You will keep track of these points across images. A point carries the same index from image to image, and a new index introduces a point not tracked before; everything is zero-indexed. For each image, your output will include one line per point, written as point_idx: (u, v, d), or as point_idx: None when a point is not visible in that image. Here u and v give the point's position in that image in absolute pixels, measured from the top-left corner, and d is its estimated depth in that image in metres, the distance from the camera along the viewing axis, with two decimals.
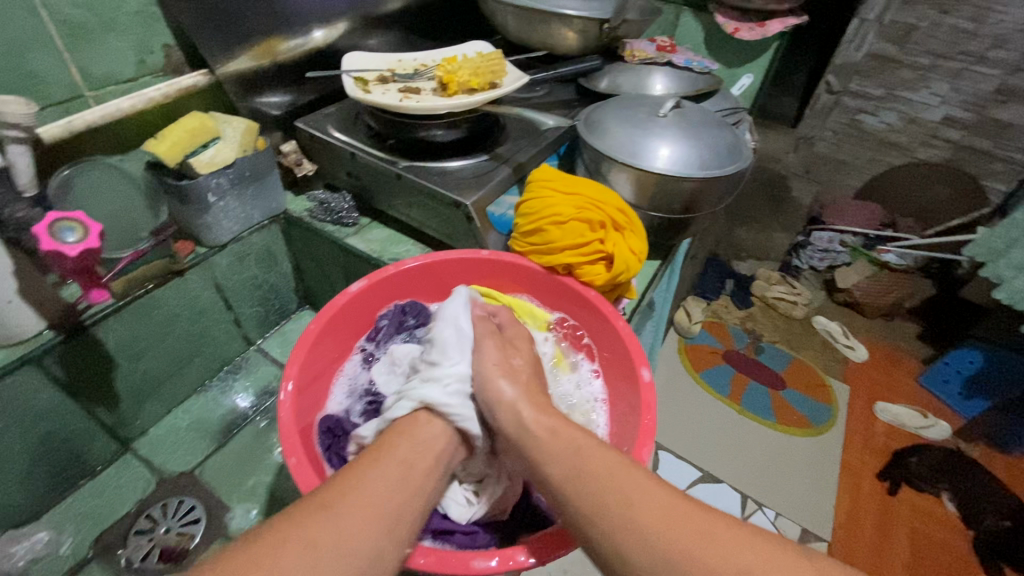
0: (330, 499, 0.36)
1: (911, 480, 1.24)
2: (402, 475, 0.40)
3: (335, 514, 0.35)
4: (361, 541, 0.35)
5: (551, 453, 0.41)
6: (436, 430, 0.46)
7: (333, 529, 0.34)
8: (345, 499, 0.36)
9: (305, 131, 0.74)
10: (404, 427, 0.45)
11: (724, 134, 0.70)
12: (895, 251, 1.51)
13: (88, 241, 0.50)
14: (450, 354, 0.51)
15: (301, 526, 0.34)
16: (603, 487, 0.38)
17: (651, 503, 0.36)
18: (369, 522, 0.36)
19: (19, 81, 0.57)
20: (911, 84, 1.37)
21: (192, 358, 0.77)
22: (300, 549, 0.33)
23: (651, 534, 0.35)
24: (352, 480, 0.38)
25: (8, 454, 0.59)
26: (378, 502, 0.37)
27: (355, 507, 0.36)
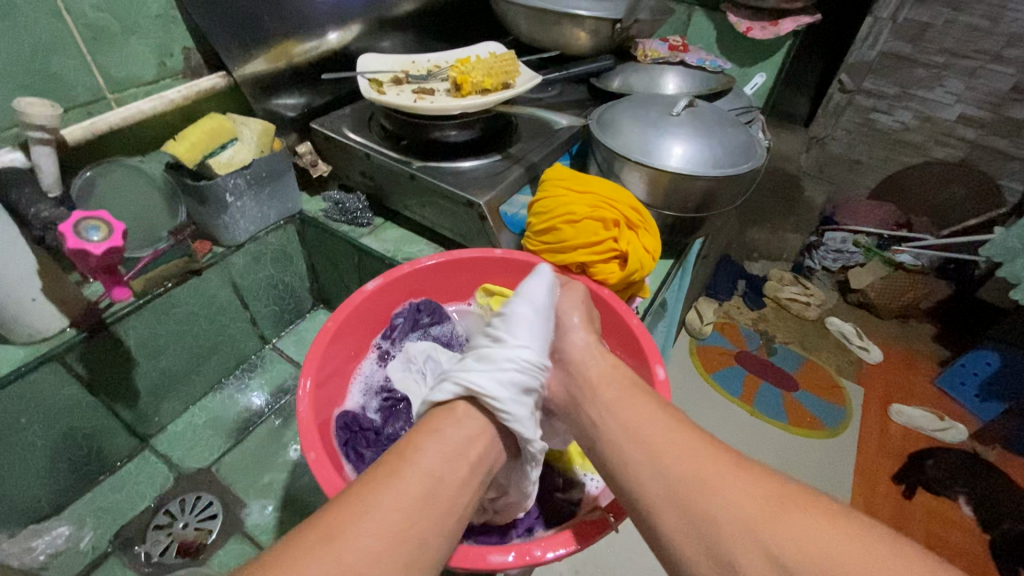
0: (336, 527, 0.34)
1: (926, 483, 1.22)
2: (426, 491, 0.37)
3: (334, 546, 0.32)
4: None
5: (599, 404, 0.46)
6: (476, 425, 0.45)
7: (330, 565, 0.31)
8: (352, 527, 0.34)
9: (320, 132, 0.74)
10: (444, 419, 0.44)
11: (738, 133, 0.70)
12: (910, 252, 1.52)
13: (112, 240, 0.51)
14: (517, 339, 0.49)
15: (298, 557, 0.32)
16: (643, 434, 0.41)
17: (688, 449, 0.39)
18: (376, 552, 0.33)
19: (45, 84, 0.58)
20: (926, 83, 1.36)
21: (209, 356, 0.78)
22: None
23: (685, 474, 0.37)
24: (362, 501, 0.35)
25: (32, 449, 0.60)
26: (390, 526, 0.34)
27: (363, 536, 0.33)
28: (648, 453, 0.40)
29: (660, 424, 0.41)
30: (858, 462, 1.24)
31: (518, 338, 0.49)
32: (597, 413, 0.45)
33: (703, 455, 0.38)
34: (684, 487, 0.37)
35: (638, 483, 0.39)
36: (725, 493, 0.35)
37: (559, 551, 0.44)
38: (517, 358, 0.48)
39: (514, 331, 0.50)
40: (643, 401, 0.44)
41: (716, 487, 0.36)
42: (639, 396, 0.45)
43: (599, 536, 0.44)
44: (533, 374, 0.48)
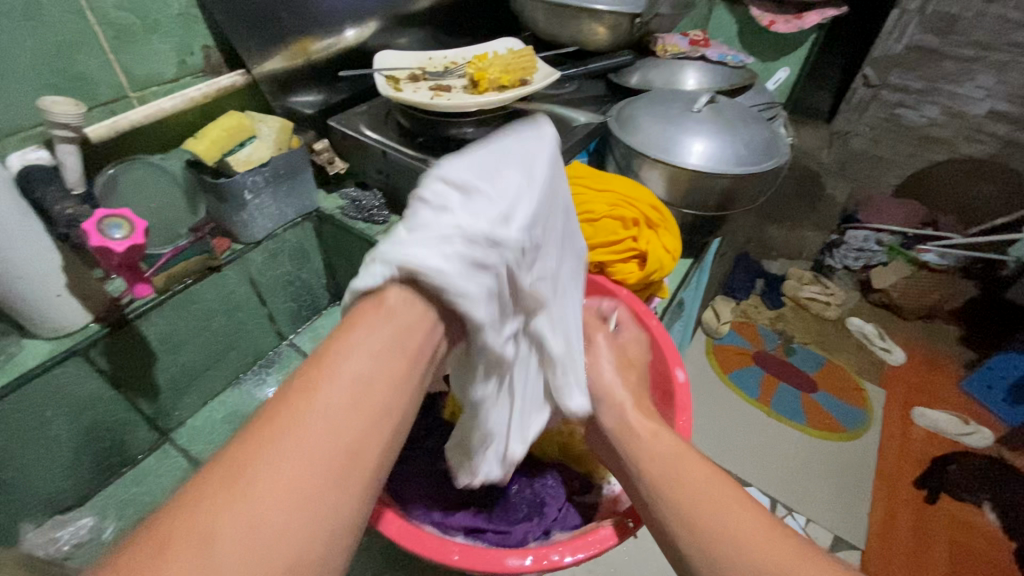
0: (236, 479, 0.27)
1: (951, 489, 1.19)
2: (347, 404, 0.31)
3: (245, 490, 0.27)
4: (282, 520, 0.26)
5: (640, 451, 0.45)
6: (414, 313, 0.35)
7: (242, 515, 0.26)
8: (259, 462, 0.27)
9: (337, 130, 0.75)
10: (367, 312, 0.34)
11: (761, 130, 0.69)
12: (935, 251, 1.45)
13: (133, 238, 0.51)
14: (461, 207, 0.38)
15: (199, 513, 0.26)
16: (684, 487, 0.40)
17: (733, 511, 0.37)
18: (294, 488, 0.27)
19: (70, 82, 0.59)
20: (955, 77, 1.32)
21: (228, 352, 0.79)
22: (197, 543, 0.25)
23: (726, 539, 0.36)
24: (272, 429, 0.29)
25: (57, 442, 0.61)
26: (307, 457, 0.28)
27: (275, 468, 0.27)
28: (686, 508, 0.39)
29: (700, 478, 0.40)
30: (879, 466, 1.22)
31: (475, 201, 0.38)
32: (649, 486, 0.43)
33: (742, 514, 0.37)
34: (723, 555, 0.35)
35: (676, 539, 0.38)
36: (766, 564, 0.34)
37: (576, 555, 0.44)
38: (465, 224, 0.37)
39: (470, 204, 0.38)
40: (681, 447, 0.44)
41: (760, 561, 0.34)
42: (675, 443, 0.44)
43: (612, 544, 0.44)
44: (496, 256, 0.38)
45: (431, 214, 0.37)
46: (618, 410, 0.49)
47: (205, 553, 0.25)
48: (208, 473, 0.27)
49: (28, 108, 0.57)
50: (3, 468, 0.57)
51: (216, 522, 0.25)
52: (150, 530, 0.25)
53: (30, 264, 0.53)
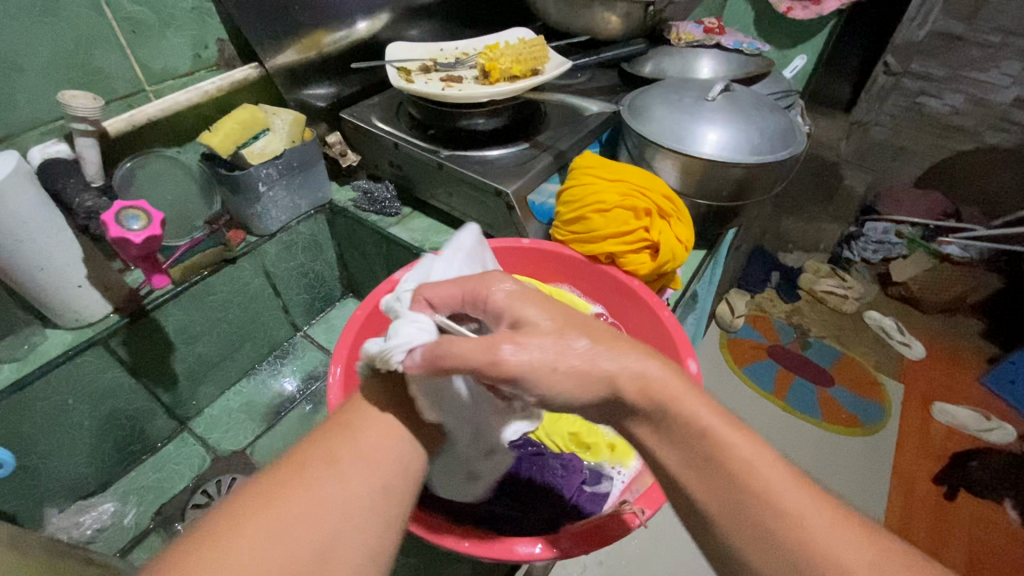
0: (344, 432, 0.38)
1: (971, 486, 1.17)
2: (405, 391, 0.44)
3: (349, 435, 0.38)
4: (378, 454, 0.37)
5: (675, 444, 0.34)
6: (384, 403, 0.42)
7: (352, 449, 0.37)
8: (359, 423, 0.39)
9: (349, 122, 0.75)
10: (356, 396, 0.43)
11: (777, 119, 0.67)
12: (958, 243, 1.41)
13: (151, 229, 0.52)
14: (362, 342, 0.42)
15: (324, 447, 0.36)
16: (750, 495, 0.31)
17: (818, 524, 0.30)
18: (387, 433, 0.39)
19: (88, 77, 0.60)
20: (980, 64, 1.29)
21: (244, 342, 0.80)
22: (325, 463, 0.35)
23: (825, 567, 0.29)
24: (363, 409, 0.41)
25: (79, 429, 0.63)
26: (390, 420, 0.40)
27: (369, 425, 0.39)
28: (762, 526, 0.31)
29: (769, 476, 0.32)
30: (897, 462, 1.20)
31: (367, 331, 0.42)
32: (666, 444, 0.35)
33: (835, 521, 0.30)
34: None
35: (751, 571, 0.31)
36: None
37: (586, 546, 0.44)
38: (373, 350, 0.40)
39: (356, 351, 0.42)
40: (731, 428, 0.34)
41: None
42: (730, 426, 0.34)
43: (623, 533, 0.44)
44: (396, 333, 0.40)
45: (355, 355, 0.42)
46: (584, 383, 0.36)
47: (332, 465, 0.35)
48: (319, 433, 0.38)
49: (48, 102, 0.58)
50: (29, 454, 0.59)
51: (335, 452, 0.36)
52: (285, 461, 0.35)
53: (52, 255, 0.54)
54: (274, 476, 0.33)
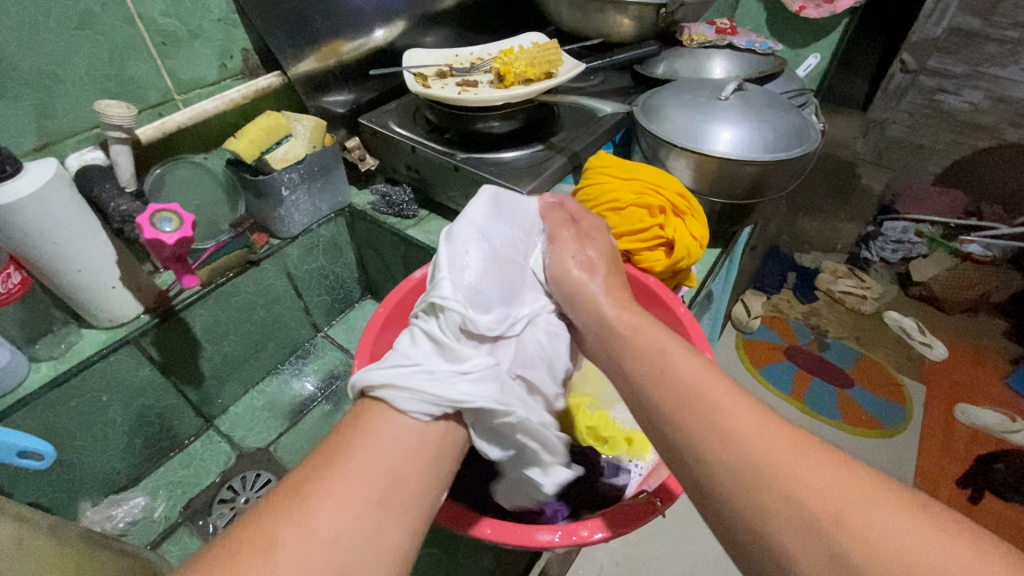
0: (301, 497, 0.32)
1: (996, 488, 1.15)
2: (397, 433, 0.36)
3: (306, 504, 0.31)
4: (334, 535, 0.30)
5: (661, 389, 0.37)
6: (391, 428, 0.36)
7: (299, 530, 0.30)
8: (319, 483, 0.32)
9: (368, 127, 0.77)
10: (357, 426, 0.36)
11: (791, 117, 0.68)
12: (979, 242, 1.43)
13: (182, 230, 0.54)
14: (449, 369, 0.41)
15: (268, 522, 0.30)
16: (719, 428, 0.33)
17: (783, 448, 0.31)
18: (348, 500, 0.32)
19: (121, 87, 0.63)
20: (998, 59, 1.28)
21: (267, 342, 0.83)
22: (259, 552, 0.29)
23: (770, 469, 0.31)
24: (335, 460, 0.34)
25: (112, 425, 0.66)
26: (369, 482, 0.33)
27: (338, 492, 0.32)
28: (729, 454, 0.32)
29: (740, 415, 0.34)
30: (919, 463, 1.18)
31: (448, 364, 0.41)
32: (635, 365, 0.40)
33: (801, 457, 0.31)
34: (795, 514, 0.29)
35: (720, 505, 0.32)
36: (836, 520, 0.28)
37: (607, 531, 0.44)
38: (461, 382, 0.40)
39: (405, 396, 0.38)
40: (707, 371, 0.37)
41: (801, 479, 0.30)
42: (687, 361, 0.38)
43: (641, 521, 0.45)
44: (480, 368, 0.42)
45: (425, 369, 0.40)
46: (588, 295, 0.47)
47: (268, 556, 0.29)
48: (276, 493, 0.32)
49: (84, 111, 0.61)
50: (65, 448, 0.62)
51: (279, 534, 0.30)
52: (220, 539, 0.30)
53: (87, 257, 0.56)
54: (203, 563, 0.29)
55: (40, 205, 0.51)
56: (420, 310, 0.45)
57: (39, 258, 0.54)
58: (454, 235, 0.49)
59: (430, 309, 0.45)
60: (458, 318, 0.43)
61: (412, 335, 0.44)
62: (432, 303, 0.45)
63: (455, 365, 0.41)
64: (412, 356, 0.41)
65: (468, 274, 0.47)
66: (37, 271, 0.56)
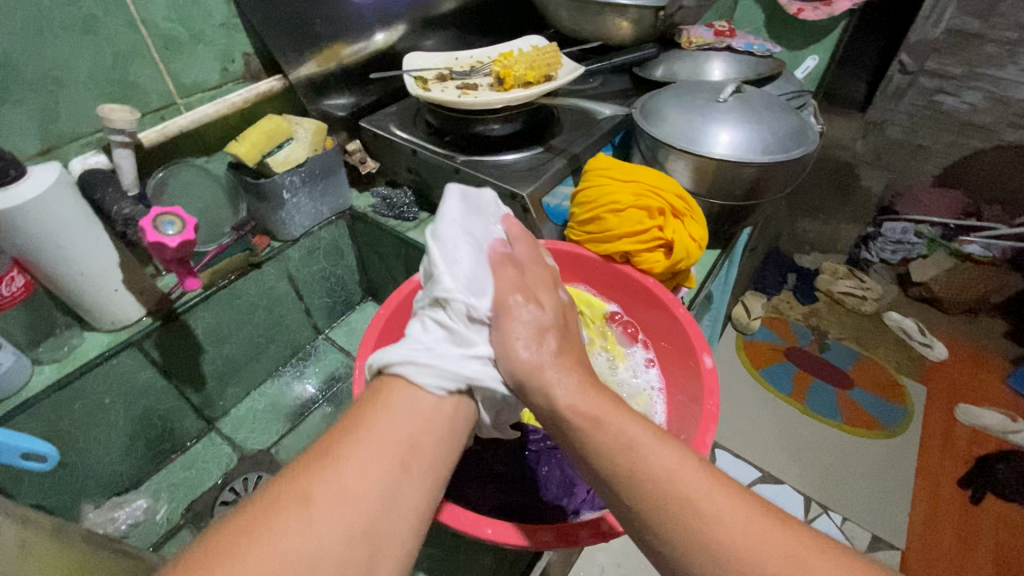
0: (330, 456, 0.33)
1: (998, 489, 1.15)
2: (417, 401, 0.37)
3: (335, 464, 0.32)
4: (364, 491, 0.32)
5: (639, 501, 0.33)
6: (409, 399, 0.37)
7: (330, 487, 0.31)
8: (346, 444, 0.33)
9: (369, 130, 0.77)
10: (375, 398, 0.37)
11: (789, 118, 0.68)
12: (979, 243, 1.44)
13: (185, 234, 0.55)
14: (462, 354, 0.41)
15: (299, 482, 0.31)
16: (704, 532, 0.31)
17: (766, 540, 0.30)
18: (377, 459, 0.33)
19: (124, 91, 0.63)
20: (996, 60, 1.27)
21: (268, 344, 0.83)
22: (293, 506, 0.30)
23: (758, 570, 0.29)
24: (361, 423, 0.35)
25: (114, 427, 0.66)
26: (394, 442, 0.34)
27: (364, 453, 0.33)
28: (722, 562, 0.30)
29: (726, 522, 0.31)
30: (920, 465, 1.18)
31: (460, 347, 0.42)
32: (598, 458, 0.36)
33: (791, 557, 0.29)
34: None
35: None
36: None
37: (604, 533, 0.44)
38: (474, 364, 0.41)
39: (422, 373, 0.38)
40: (678, 456, 0.34)
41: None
42: (655, 439, 0.35)
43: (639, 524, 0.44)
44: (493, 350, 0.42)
45: (438, 354, 0.40)
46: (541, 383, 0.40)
47: (302, 510, 0.30)
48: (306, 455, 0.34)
49: (88, 115, 0.61)
50: (68, 451, 0.62)
51: (312, 489, 0.31)
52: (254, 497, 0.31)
53: (90, 260, 0.57)
54: (234, 524, 0.29)
55: (43, 209, 0.51)
56: (426, 301, 0.45)
57: (42, 261, 0.54)
58: (443, 235, 0.48)
59: (435, 301, 0.44)
60: (466, 308, 0.43)
61: (421, 324, 0.43)
62: (437, 296, 0.44)
63: (469, 349, 0.42)
64: (426, 341, 0.41)
65: (466, 267, 0.46)
66: (40, 275, 0.56)
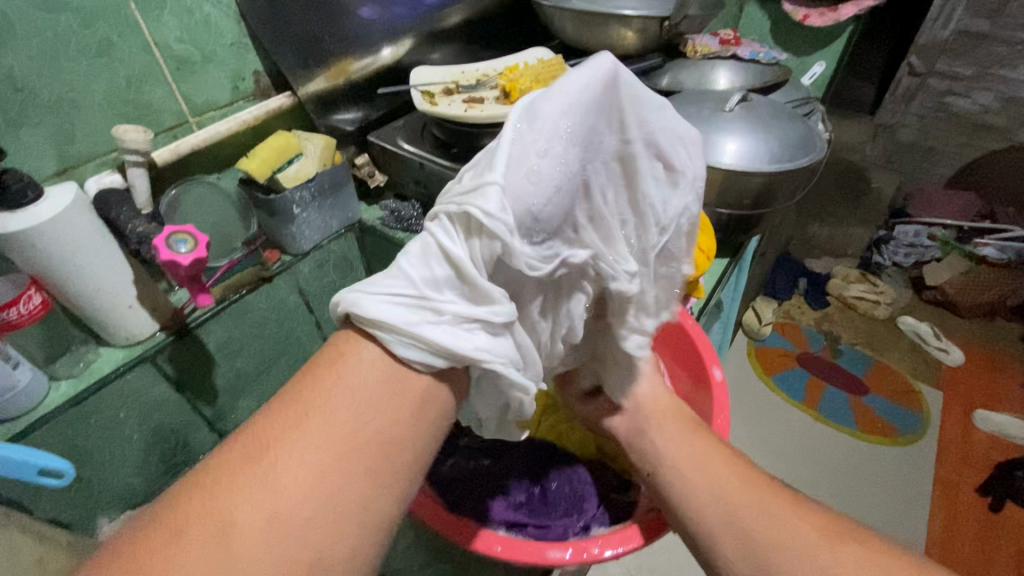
0: (258, 464, 0.31)
1: (1019, 497, 1.12)
2: (368, 392, 0.34)
3: (267, 474, 0.31)
4: (294, 506, 0.30)
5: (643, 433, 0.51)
6: (371, 376, 0.35)
7: (253, 503, 0.30)
8: (275, 450, 0.31)
9: (377, 144, 0.79)
10: (327, 377, 0.35)
11: (797, 127, 0.68)
12: (994, 245, 1.41)
13: (197, 251, 0.56)
14: (460, 316, 0.38)
15: (219, 497, 0.30)
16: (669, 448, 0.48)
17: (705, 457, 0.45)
18: (308, 467, 0.31)
19: (139, 112, 0.65)
20: (1008, 60, 1.28)
21: (279, 357, 0.83)
22: (213, 526, 0.29)
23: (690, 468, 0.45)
24: (292, 420, 0.33)
25: (129, 442, 0.67)
26: (330, 443, 0.32)
27: (294, 460, 0.31)
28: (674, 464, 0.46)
29: (693, 449, 0.46)
30: (938, 473, 1.16)
31: (458, 306, 0.38)
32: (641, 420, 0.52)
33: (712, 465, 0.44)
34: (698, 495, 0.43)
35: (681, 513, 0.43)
36: (748, 518, 0.39)
37: (616, 549, 0.45)
38: (468, 331, 0.38)
39: (404, 343, 0.36)
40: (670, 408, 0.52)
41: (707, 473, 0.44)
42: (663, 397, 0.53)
43: (653, 538, 0.45)
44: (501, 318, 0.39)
45: (428, 310, 0.37)
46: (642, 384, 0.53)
47: (224, 533, 0.28)
48: (231, 454, 0.32)
49: (103, 136, 0.63)
50: (84, 465, 0.63)
51: (235, 496, 0.30)
52: (170, 497, 0.30)
53: (105, 276, 0.58)
54: (143, 550, 0.28)
55: (62, 229, 0.52)
56: (448, 210, 0.38)
57: (59, 280, 0.55)
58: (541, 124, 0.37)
59: (461, 217, 0.37)
60: (497, 246, 0.37)
61: (426, 245, 0.39)
62: (468, 211, 0.36)
63: (472, 306, 0.38)
64: (416, 283, 0.37)
65: (528, 180, 0.37)
66: (57, 292, 0.57)
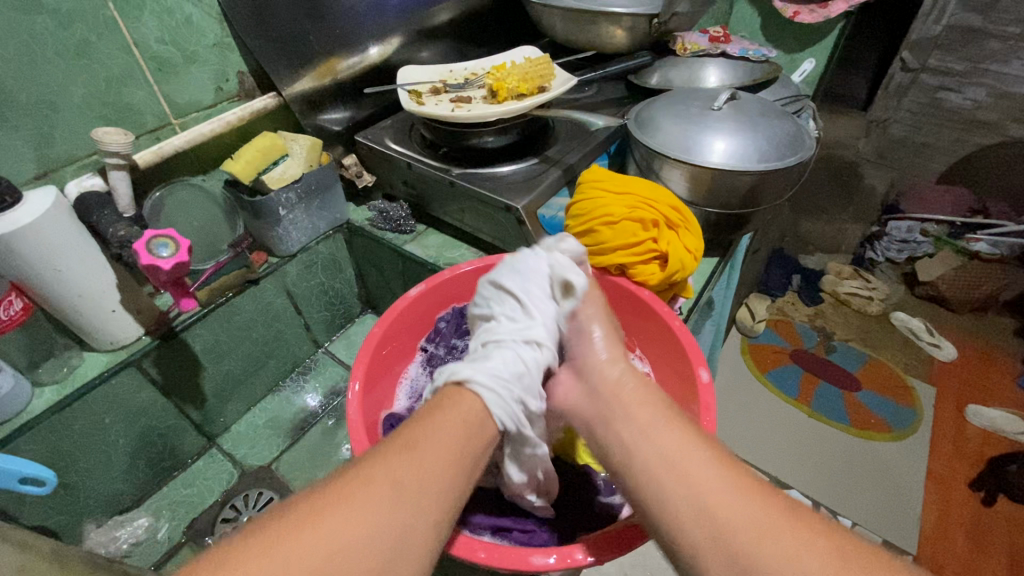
0: (410, 443, 0.36)
1: (1011, 491, 1.13)
2: (479, 416, 0.41)
3: (416, 453, 0.36)
4: (434, 483, 0.35)
5: (610, 431, 0.40)
6: (475, 413, 0.41)
7: (409, 471, 0.34)
8: (423, 437, 0.37)
9: (364, 144, 0.77)
10: (447, 403, 0.41)
11: (785, 125, 0.67)
12: (986, 240, 1.41)
13: (179, 255, 0.55)
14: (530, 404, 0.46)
15: (384, 462, 0.34)
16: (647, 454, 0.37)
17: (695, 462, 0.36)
18: (445, 454, 0.37)
19: (120, 114, 0.64)
20: (999, 56, 1.26)
21: (267, 360, 0.83)
22: (378, 485, 0.33)
23: (678, 482, 0.35)
24: (431, 417, 0.39)
25: (114, 447, 0.66)
26: (457, 439, 0.38)
27: (433, 446, 0.37)
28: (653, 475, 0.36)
29: (679, 453, 0.36)
30: (931, 469, 1.16)
31: (529, 391, 0.46)
32: (607, 418, 0.42)
33: (702, 480, 0.34)
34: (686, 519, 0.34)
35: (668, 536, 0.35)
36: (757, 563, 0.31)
37: (598, 555, 0.44)
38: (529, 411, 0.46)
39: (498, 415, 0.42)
40: (642, 397, 0.41)
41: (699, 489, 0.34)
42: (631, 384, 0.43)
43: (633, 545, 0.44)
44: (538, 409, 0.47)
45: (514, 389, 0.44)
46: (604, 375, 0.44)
47: (390, 489, 0.33)
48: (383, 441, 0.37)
49: (83, 138, 0.62)
50: (68, 471, 0.62)
51: (395, 464, 0.34)
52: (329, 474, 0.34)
53: (86, 281, 0.57)
54: (314, 498, 0.32)
55: (40, 235, 0.51)
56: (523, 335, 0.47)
57: (38, 285, 0.55)
58: (537, 269, 0.52)
59: (526, 338, 0.47)
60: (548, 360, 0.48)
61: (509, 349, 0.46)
62: (535, 338, 0.48)
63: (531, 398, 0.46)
64: (508, 375, 0.44)
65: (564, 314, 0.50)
66: (39, 297, 0.56)
